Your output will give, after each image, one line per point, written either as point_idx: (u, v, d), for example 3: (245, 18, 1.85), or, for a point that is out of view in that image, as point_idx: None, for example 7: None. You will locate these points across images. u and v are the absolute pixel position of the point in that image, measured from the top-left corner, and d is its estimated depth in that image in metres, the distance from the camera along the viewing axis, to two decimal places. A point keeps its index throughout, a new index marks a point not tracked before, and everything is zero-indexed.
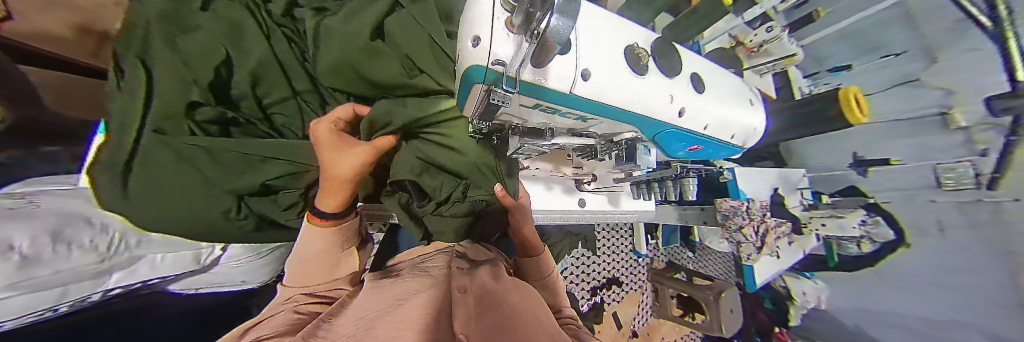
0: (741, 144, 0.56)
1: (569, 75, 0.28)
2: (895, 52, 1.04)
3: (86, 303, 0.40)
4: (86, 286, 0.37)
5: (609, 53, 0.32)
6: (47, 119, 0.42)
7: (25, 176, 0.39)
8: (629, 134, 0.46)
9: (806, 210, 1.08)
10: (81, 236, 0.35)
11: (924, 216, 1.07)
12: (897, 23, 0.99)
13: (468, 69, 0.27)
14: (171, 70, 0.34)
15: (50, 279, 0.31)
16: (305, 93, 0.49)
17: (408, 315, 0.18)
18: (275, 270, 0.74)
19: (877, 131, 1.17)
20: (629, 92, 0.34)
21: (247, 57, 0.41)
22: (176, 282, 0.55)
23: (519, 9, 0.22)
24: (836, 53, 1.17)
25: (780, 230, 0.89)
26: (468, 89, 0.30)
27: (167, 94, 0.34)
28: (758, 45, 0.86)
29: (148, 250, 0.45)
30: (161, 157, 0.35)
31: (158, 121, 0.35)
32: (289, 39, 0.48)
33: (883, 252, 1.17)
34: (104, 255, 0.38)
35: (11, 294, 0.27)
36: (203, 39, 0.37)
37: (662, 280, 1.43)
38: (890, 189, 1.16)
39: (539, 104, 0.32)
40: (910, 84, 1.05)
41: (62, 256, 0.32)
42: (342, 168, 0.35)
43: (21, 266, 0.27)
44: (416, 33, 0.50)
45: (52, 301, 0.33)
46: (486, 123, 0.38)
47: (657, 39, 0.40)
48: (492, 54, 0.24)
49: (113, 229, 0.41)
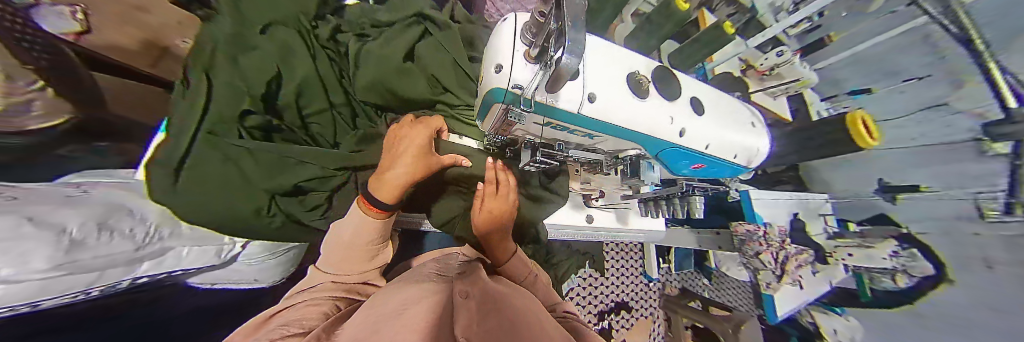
0: (746, 164, 0.55)
1: (577, 97, 0.31)
2: (917, 76, 0.98)
3: (116, 287, 0.44)
4: (117, 273, 0.39)
5: (615, 80, 0.35)
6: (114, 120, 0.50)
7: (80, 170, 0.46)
8: (633, 152, 0.46)
9: (832, 238, 1.02)
10: (122, 224, 0.39)
11: (968, 251, 0.92)
12: (914, 46, 0.96)
13: (488, 92, 0.30)
14: (228, 81, 0.40)
15: (89, 263, 0.34)
16: (340, 105, 0.56)
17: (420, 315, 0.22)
18: (285, 271, 0.77)
19: (899, 161, 1.07)
20: (633, 115, 0.36)
21: (294, 74, 0.48)
22: (196, 276, 0.58)
23: (536, 42, 0.25)
24: (852, 78, 1.15)
25: (802, 258, 0.82)
26: (488, 108, 0.33)
27: (220, 101, 0.39)
28: (769, 68, 0.86)
29: (177, 243, 0.49)
30: (210, 159, 0.39)
31: (211, 125, 0.39)
32: (331, 59, 0.56)
33: (923, 288, 1.01)
34: (139, 245, 0.41)
35: (58, 274, 0.30)
36: (261, 60, 0.44)
37: (674, 308, 1.35)
38: (926, 218, 1.01)
39: (550, 122, 0.34)
40: (937, 108, 0.96)
41: (102, 243, 0.35)
42: (399, 169, 0.40)
43: (69, 249, 0.30)
44: (441, 57, 0.57)
45: (85, 283, 0.35)
46: (500, 137, 0.42)
47: (659, 66, 0.42)
48: (510, 79, 0.27)
49: (150, 219, 0.45)
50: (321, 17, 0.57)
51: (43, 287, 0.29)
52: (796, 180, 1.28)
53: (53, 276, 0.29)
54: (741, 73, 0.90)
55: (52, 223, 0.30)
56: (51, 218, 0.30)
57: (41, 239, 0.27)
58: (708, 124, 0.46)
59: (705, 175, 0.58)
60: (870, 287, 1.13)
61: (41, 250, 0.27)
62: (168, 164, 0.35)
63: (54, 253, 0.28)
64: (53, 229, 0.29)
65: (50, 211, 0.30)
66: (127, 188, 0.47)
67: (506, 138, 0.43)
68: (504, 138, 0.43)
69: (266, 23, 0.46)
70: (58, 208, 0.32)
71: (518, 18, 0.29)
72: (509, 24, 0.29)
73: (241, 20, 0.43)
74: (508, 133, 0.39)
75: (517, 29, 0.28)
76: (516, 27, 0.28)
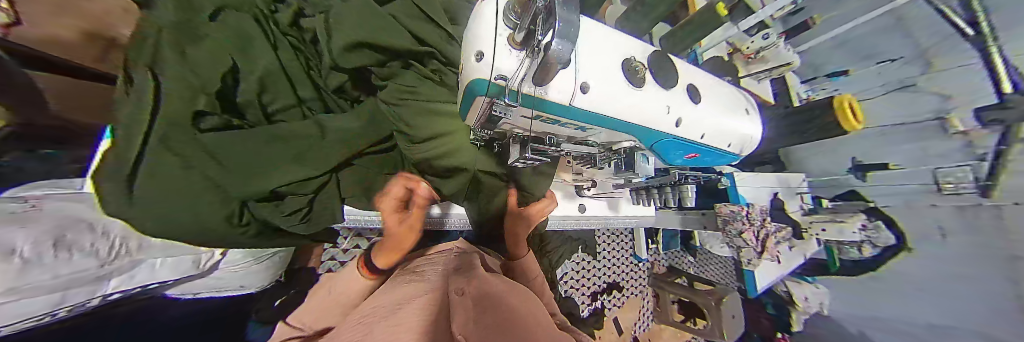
0: (737, 153, 0.56)
1: (569, 88, 0.29)
2: (892, 58, 1.02)
3: (83, 307, 0.40)
4: (85, 289, 0.36)
5: (609, 71, 0.33)
6: (51, 122, 0.44)
7: (27, 181, 0.42)
8: (626, 144, 0.45)
9: (806, 215, 1.08)
10: (82, 238, 0.35)
11: (925, 222, 1.04)
12: (891, 30, 0.99)
13: (469, 84, 0.27)
14: (179, 78, 0.35)
15: (48, 283, 0.30)
16: (309, 100, 0.52)
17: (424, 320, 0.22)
18: (273, 275, 0.75)
19: (877, 140, 1.14)
20: (626, 103, 0.34)
21: (255, 67, 0.43)
22: (175, 288, 0.56)
23: (522, 26, 0.23)
24: (834, 60, 1.15)
25: (780, 235, 0.88)
26: (470, 101, 0.30)
27: (174, 100, 0.35)
28: (755, 52, 0.87)
29: (149, 255, 0.45)
30: (168, 165, 0.35)
31: (164, 128, 0.34)
32: (294, 49, 0.51)
33: (883, 258, 1.15)
34: (105, 260, 0.37)
35: (9, 299, 0.26)
36: (212, 51, 0.39)
37: (662, 286, 1.42)
38: (890, 193, 1.12)
39: (541, 115, 0.32)
40: (907, 90, 1.03)
41: (61, 260, 0.31)
42: None
43: (22, 269, 0.26)
44: (422, 27, 0.51)
45: (48, 303, 0.32)
46: (487, 132, 0.40)
47: (654, 51, 0.41)
48: (493, 69, 0.25)
49: (115, 232, 0.41)
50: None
51: None
52: (777, 161, 1.33)
53: (4, 301, 0.26)
54: (728, 56, 0.90)
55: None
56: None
57: None
58: (704, 112, 0.45)
59: (698, 165, 0.59)
60: (839, 257, 1.23)
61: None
62: (120, 172, 0.32)
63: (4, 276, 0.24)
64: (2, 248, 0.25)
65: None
66: (85, 200, 0.42)
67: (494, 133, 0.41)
68: (492, 132, 0.41)
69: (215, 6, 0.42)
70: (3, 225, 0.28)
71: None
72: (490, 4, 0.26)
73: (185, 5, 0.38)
74: (496, 128, 0.37)
75: (503, 8, 0.25)
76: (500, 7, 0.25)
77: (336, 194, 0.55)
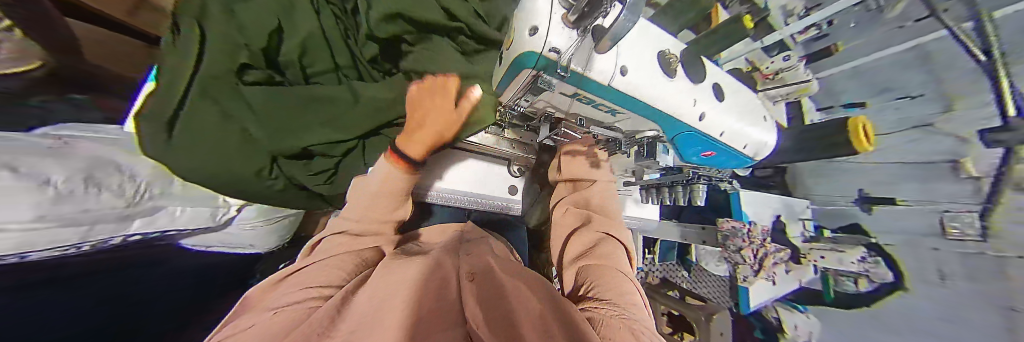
0: (752, 156, 0.57)
1: (609, 69, 0.30)
2: (911, 95, 1.03)
3: (103, 244, 0.43)
4: (109, 228, 0.40)
5: (647, 57, 0.34)
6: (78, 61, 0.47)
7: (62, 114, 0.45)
8: (650, 133, 0.47)
9: (806, 242, 1.08)
10: (110, 179, 0.37)
11: (926, 265, 1.04)
12: (915, 64, 0.99)
13: (519, 56, 0.29)
14: (224, 31, 0.37)
15: (79, 217, 0.34)
16: (345, 68, 0.53)
17: (423, 309, 0.26)
18: (279, 239, 0.77)
19: (886, 173, 1.13)
20: (660, 91, 0.36)
21: (298, 29, 0.45)
22: (191, 237, 0.58)
23: (577, 7, 0.24)
24: (849, 90, 1.16)
25: (780, 257, 0.88)
26: (515, 72, 0.32)
27: (218, 51, 0.36)
28: (774, 73, 0.86)
29: (169, 203, 0.47)
30: (206, 114, 0.37)
31: (205, 81, 0.36)
32: (335, 16, 0.53)
33: (880, 293, 1.14)
34: (128, 202, 0.40)
35: (45, 226, 0.30)
36: (259, 11, 0.41)
37: (654, 296, 1.43)
38: (894, 231, 1.12)
39: (579, 93, 0.33)
40: (926, 128, 1.02)
41: (90, 197, 0.34)
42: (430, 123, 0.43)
43: (56, 201, 0.30)
44: (457, 1, 0.52)
45: (76, 236, 0.35)
46: (523, 105, 0.42)
47: (685, 49, 0.41)
48: (548, 42, 0.26)
49: (143, 177, 0.43)
50: None
51: (30, 236, 0.30)
52: (783, 185, 1.33)
53: (40, 226, 0.29)
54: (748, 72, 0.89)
55: (36, 174, 0.29)
56: (32, 168, 0.29)
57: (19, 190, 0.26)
58: (726, 111, 0.46)
59: (713, 165, 0.59)
60: (834, 288, 1.22)
61: (22, 200, 0.27)
62: (161, 115, 0.34)
63: (38, 203, 0.28)
64: (37, 179, 0.29)
65: (33, 163, 0.30)
66: (104, 140, 0.44)
67: (528, 108, 0.44)
68: (527, 107, 0.43)
69: None
70: (38, 158, 0.31)
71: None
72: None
73: None
74: (533, 100, 0.39)
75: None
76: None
77: (360, 160, 0.57)
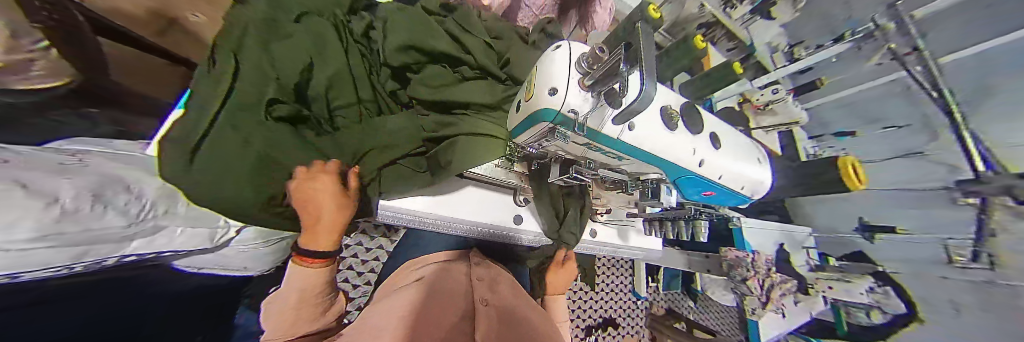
0: (750, 196, 0.59)
1: (617, 128, 0.34)
2: (898, 125, 1.04)
3: (98, 265, 0.42)
4: (106, 248, 0.38)
5: (651, 112, 0.37)
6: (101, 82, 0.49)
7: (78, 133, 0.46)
8: (655, 176, 0.50)
9: (813, 271, 1.09)
10: (117, 198, 0.37)
11: (938, 293, 1.02)
12: (896, 97, 1.01)
13: (537, 112, 0.32)
14: (258, 65, 0.41)
15: (78, 237, 0.33)
16: (366, 100, 0.57)
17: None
18: (275, 260, 0.75)
19: (885, 202, 1.13)
20: (663, 144, 0.39)
21: (326, 64, 0.50)
22: (184, 258, 0.56)
23: (593, 75, 0.28)
24: (839, 120, 1.18)
25: (786, 287, 0.87)
26: (532, 124, 0.35)
27: (249, 83, 0.40)
28: (765, 103, 0.92)
29: (171, 222, 0.46)
30: (226, 138, 0.37)
31: (232, 108, 0.38)
32: (361, 54, 0.59)
33: (895, 327, 1.09)
34: (131, 221, 0.39)
35: (41, 247, 0.29)
36: (293, 49, 0.46)
37: (659, 328, 1.36)
38: (899, 259, 1.10)
39: (590, 144, 0.37)
40: (916, 157, 1.03)
41: (93, 216, 0.34)
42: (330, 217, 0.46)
43: (60, 219, 0.29)
44: (469, 43, 0.62)
45: (71, 257, 0.34)
46: (535, 148, 0.45)
47: (686, 103, 0.45)
48: (566, 103, 0.29)
49: (148, 196, 0.43)
50: (354, 12, 0.62)
51: (24, 257, 0.28)
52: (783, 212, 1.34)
53: (36, 247, 0.28)
54: (739, 105, 0.95)
55: (47, 191, 0.29)
56: (43, 186, 0.29)
57: (28, 206, 0.26)
58: (725, 156, 0.49)
59: (711, 203, 0.61)
60: (846, 320, 1.18)
61: (30, 216, 0.26)
62: (186, 143, 0.34)
63: (42, 222, 0.27)
64: (47, 196, 0.28)
65: (44, 181, 0.30)
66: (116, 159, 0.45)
67: (539, 151, 0.47)
68: (538, 150, 0.46)
69: (300, 12, 0.50)
70: (52, 177, 0.31)
71: (573, 47, 0.31)
72: (563, 52, 0.31)
73: (277, 9, 0.47)
74: (546, 146, 0.42)
75: (575, 59, 0.30)
76: (572, 57, 0.30)
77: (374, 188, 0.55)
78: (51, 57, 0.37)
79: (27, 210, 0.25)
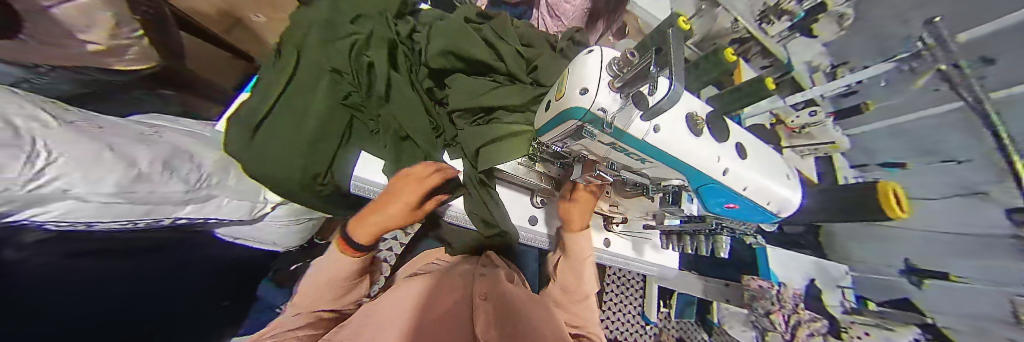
0: (777, 213, 0.55)
1: (645, 127, 0.35)
2: (959, 159, 0.88)
3: (161, 224, 0.47)
4: (167, 209, 0.43)
5: (676, 119, 0.38)
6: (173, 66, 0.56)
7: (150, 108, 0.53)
8: (677, 181, 0.49)
9: (845, 312, 1.04)
10: (182, 167, 0.43)
11: None
12: (960, 130, 0.85)
13: (568, 109, 0.34)
14: (311, 63, 0.51)
15: (147, 197, 0.38)
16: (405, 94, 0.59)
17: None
18: (301, 239, 0.80)
19: (940, 246, 0.97)
20: (686, 150, 0.39)
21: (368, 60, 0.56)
22: (227, 228, 0.62)
23: (625, 76, 0.28)
24: (889, 149, 1.03)
25: (816, 327, 0.79)
26: (560, 121, 0.38)
27: (302, 77, 0.50)
28: (800, 126, 0.87)
29: (222, 192, 0.52)
30: (279, 120, 0.47)
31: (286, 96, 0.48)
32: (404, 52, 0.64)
33: None
34: (190, 188, 0.44)
35: (118, 201, 0.34)
36: (340, 49, 0.54)
37: None
38: (956, 313, 0.94)
39: (615, 144, 0.39)
40: (977, 197, 0.87)
41: (161, 181, 0.39)
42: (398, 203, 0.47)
43: (135, 179, 0.34)
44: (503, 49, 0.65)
45: (138, 214, 0.39)
46: (560, 146, 0.47)
47: (713, 112, 0.44)
48: (596, 103, 0.31)
49: (206, 168, 0.49)
50: (400, 16, 0.66)
51: (103, 208, 0.33)
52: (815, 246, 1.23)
53: (112, 201, 0.33)
54: (771, 126, 0.90)
55: (126, 155, 0.34)
56: (125, 151, 0.34)
57: (104, 163, 0.30)
58: (751, 168, 0.47)
59: (735, 216, 0.59)
60: None
61: (108, 173, 0.31)
62: (249, 124, 0.45)
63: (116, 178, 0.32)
64: (126, 159, 0.34)
65: (127, 146, 0.35)
66: (178, 133, 0.51)
67: (565, 149, 0.49)
68: (564, 148, 0.48)
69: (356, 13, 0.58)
70: (134, 144, 0.37)
71: (605, 52, 0.33)
72: (596, 56, 0.32)
73: (334, 13, 0.55)
74: (572, 143, 0.44)
75: (607, 62, 0.31)
76: (604, 61, 0.32)
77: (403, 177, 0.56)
78: (143, 43, 0.45)
79: (100, 167, 0.29)
